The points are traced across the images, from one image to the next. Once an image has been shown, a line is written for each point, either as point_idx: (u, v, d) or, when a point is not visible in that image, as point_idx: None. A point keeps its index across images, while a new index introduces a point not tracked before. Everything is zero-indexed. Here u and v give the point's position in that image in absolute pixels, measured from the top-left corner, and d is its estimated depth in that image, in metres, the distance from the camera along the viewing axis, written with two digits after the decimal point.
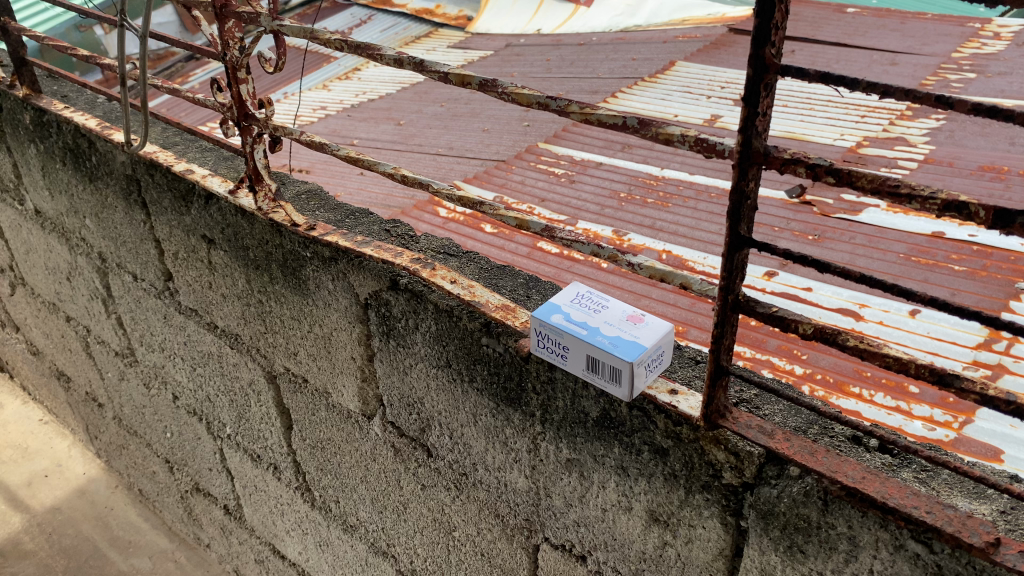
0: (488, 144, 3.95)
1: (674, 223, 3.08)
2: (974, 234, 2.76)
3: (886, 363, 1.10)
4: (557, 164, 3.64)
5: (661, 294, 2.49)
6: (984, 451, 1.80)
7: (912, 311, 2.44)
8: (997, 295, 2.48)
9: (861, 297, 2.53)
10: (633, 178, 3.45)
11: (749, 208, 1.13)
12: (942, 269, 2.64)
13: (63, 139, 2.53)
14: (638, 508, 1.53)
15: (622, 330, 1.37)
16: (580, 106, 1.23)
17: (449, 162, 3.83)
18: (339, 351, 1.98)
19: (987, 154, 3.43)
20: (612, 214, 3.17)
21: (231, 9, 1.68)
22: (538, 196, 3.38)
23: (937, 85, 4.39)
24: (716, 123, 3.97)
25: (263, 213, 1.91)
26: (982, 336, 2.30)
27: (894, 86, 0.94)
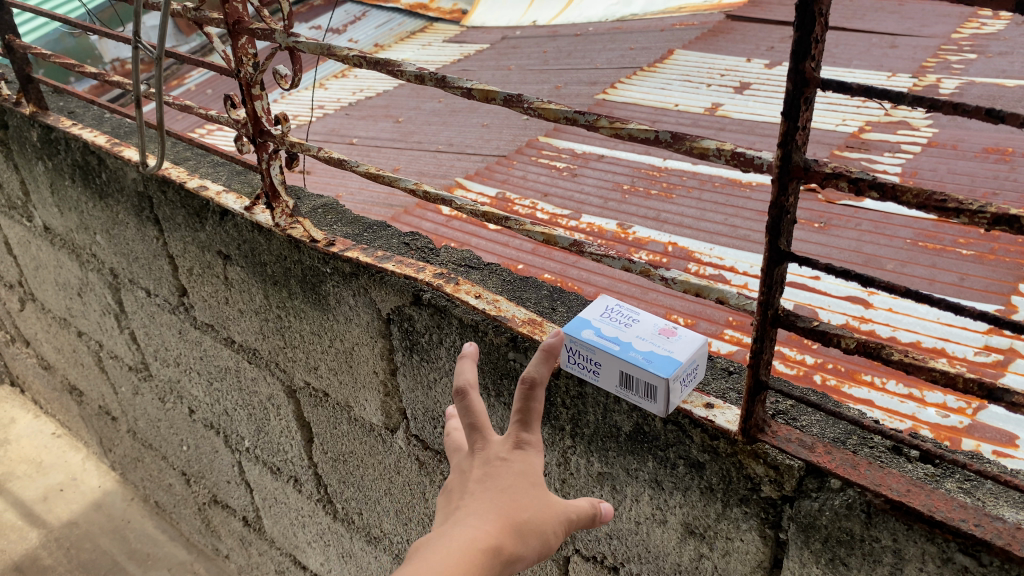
0: (489, 139, 3.91)
1: (678, 214, 3.02)
2: None
3: (933, 378, 1.08)
4: (559, 157, 3.60)
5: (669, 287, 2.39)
6: (999, 437, 1.63)
7: None
8: (1006, 278, 2.45)
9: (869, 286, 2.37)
10: (636, 169, 3.41)
11: (788, 222, 1.11)
12: (949, 253, 2.61)
13: (72, 156, 2.51)
14: (673, 521, 1.52)
15: (655, 343, 1.35)
16: (610, 120, 1.20)
17: (451, 157, 3.79)
18: (361, 365, 1.96)
19: (990, 136, 3.40)
20: (616, 207, 3.13)
21: (244, 26, 1.66)
22: (540, 190, 3.34)
23: (937, 66, 4.33)
24: (717, 112, 3.94)
25: (280, 229, 1.89)
26: None
27: (942, 100, 0.91)
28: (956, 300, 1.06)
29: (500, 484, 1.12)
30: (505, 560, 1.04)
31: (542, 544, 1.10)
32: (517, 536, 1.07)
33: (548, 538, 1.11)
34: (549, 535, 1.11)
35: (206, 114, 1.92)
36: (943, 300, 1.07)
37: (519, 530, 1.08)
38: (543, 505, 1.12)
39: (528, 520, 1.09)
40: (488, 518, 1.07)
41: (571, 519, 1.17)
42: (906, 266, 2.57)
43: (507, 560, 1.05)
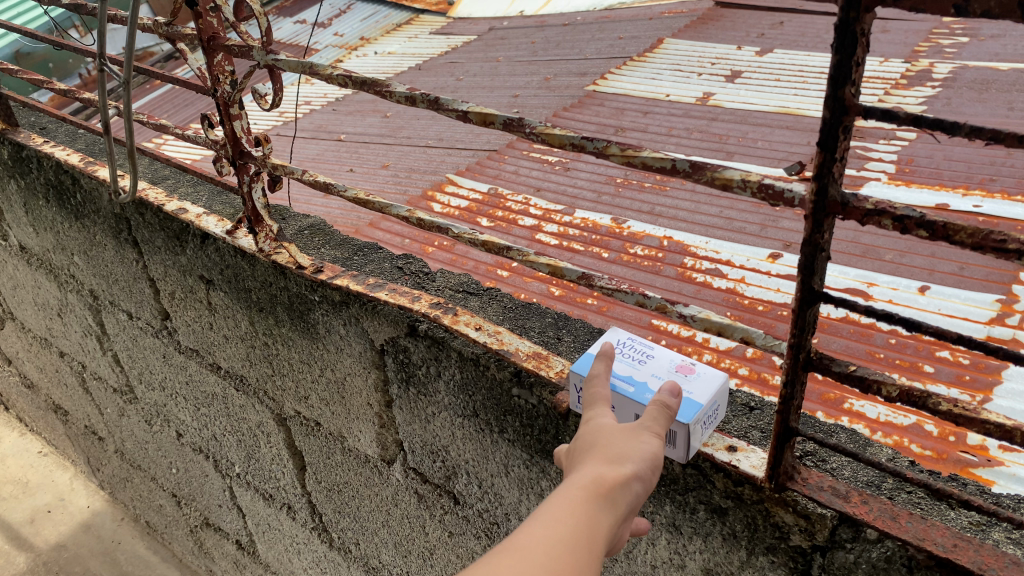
0: (477, 134, 3.79)
1: (674, 207, 2.91)
2: (979, 205, 2.72)
3: (987, 430, 0.98)
4: (551, 151, 3.47)
5: None
6: None
7: (921, 288, 2.34)
8: (1007, 267, 2.35)
9: (869, 276, 2.42)
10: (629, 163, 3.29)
11: (823, 259, 1.01)
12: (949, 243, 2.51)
13: (44, 175, 2.38)
14: (693, 566, 1.42)
15: (673, 382, 1.24)
16: (621, 148, 1.10)
17: (439, 154, 3.67)
18: (354, 396, 1.86)
19: (988, 121, 3.31)
20: (610, 201, 3.01)
21: (220, 42, 1.54)
22: (532, 186, 3.22)
23: (930, 51, 4.20)
24: (709, 101, 3.83)
25: (264, 254, 1.78)
26: (994, 310, 2.20)
27: (1003, 132, 0.82)
28: None
29: (573, 460, 1.02)
30: (611, 486, 0.92)
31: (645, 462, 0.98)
32: (612, 465, 0.96)
33: (645, 459, 0.98)
34: (644, 452, 1.00)
35: (183, 133, 1.80)
36: None
37: (611, 461, 0.97)
38: (623, 437, 1.02)
39: (614, 452, 0.99)
40: (575, 471, 0.96)
41: (659, 436, 1.05)
42: (903, 256, 2.48)
43: (617, 488, 0.92)
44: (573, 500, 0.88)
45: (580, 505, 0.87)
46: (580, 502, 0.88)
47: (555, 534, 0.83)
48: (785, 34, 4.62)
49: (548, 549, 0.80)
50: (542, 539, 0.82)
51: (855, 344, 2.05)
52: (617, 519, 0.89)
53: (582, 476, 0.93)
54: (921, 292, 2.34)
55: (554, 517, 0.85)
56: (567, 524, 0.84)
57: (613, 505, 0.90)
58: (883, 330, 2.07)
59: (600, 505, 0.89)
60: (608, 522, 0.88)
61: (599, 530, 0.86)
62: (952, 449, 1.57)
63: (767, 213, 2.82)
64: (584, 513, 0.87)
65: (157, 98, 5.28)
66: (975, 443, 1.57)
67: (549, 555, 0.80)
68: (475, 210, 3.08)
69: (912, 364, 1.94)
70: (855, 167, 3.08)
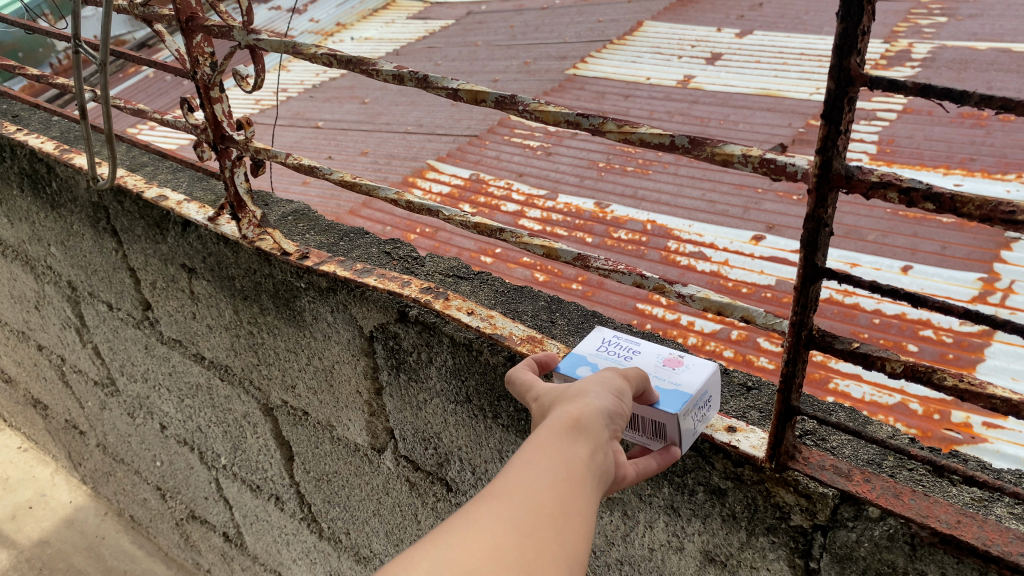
0: (457, 119, 3.73)
1: (657, 191, 2.89)
2: (959, 183, 2.72)
3: (992, 405, 0.96)
4: (532, 136, 3.43)
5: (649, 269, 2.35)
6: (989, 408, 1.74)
7: (904, 268, 2.33)
8: (987, 246, 2.35)
9: (852, 257, 2.41)
10: (610, 146, 3.26)
11: (826, 235, 0.99)
12: (930, 222, 2.51)
13: (18, 164, 2.32)
14: (691, 548, 1.41)
15: (661, 377, 1.21)
16: (618, 124, 1.08)
17: (418, 140, 3.63)
18: (343, 384, 1.82)
19: None
20: (592, 185, 2.99)
21: (198, 23, 1.49)
22: (514, 171, 3.18)
23: (909, 31, 4.19)
24: (690, 84, 3.80)
25: (248, 241, 1.74)
26: (976, 289, 2.20)
27: (1014, 100, 0.79)
28: None
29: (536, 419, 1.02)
30: (580, 417, 0.91)
31: (609, 395, 0.99)
32: (577, 400, 0.96)
33: (607, 389, 1.00)
34: (609, 388, 1.01)
35: (162, 118, 1.75)
36: None
37: (576, 397, 0.97)
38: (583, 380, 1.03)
39: (576, 390, 0.99)
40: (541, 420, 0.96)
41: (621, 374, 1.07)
42: (886, 236, 2.47)
43: (587, 417, 0.93)
44: (544, 439, 0.88)
45: (551, 441, 0.87)
46: (551, 438, 0.88)
47: (532, 475, 0.82)
48: (765, 15, 4.60)
49: (527, 487, 0.80)
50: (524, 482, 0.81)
51: (840, 324, 2.15)
52: (595, 446, 0.89)
53: (550, 416, 0.93)
54: (904, 271, 2.33)
55: (527, 459, 0.84)
56: (542, 460, 0.84)
57: (586, 434, 0.90)
58: (866, 309, 2.16)
59: (574, 438, 0.89)
60: (585, 452, 0.87)
61: (576, 460, 0.86)
62: (937, 427, 1.71)
63: (749, 195, 2.81)
64: (559, 448, 0.87)
65: (130, 86, 5.19)
66: (959, 421, 1.71)
67: (531, 497, 0.79)
68: (457, 196, 3.06)
69: (896, 344, 2.03)
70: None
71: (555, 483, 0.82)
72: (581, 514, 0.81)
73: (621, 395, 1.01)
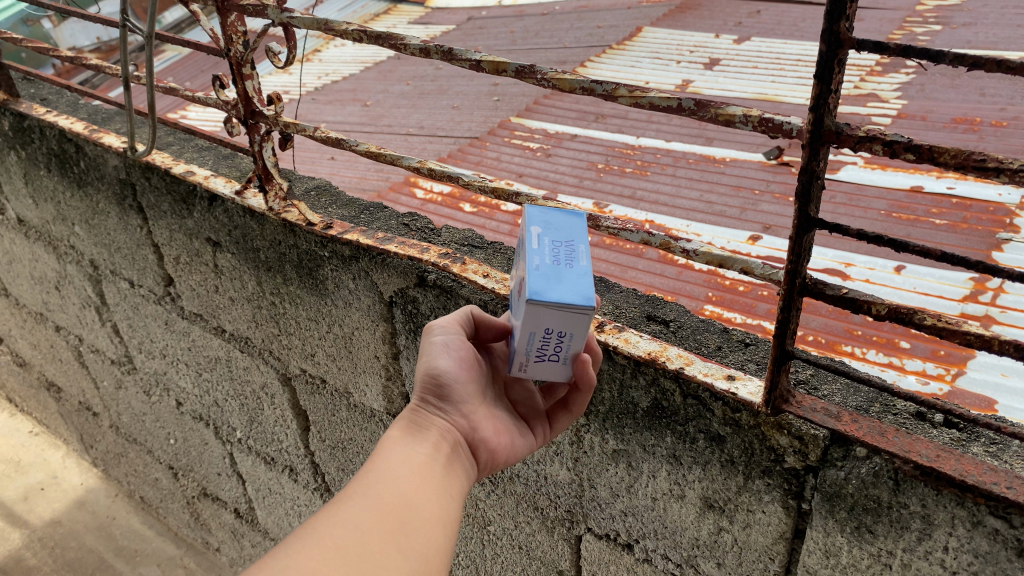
0: (458, 122, 3.78)
1: (654, 192, 2.89)
2: (952, 186, 2.61)
3: (967, 341, 1.07)
4: (532, 138, 3.45)
5: (647, 264, 2.29)
6: (980, 403, 1.67)
7: (897, 267, 2.28)
8: (978, 247, 2.33)
9: (846, 256, 2.36)
10: (609, 148, 3.27)
11: (817, 187, 1.09)
12: (923, 224, 2.49)
13: (47, 145, 2.42)
14: (691, 495, 1.52)
15: (516, 304, 1.26)
16: (629, 89, 1.19)
17: (420, 142, 3.64)
18: (361, 350, 1.92)
19: (958, 106, 3.29)
20: (591, 186, 2.98)
21: (233, 2, 1.59)
22: (515, 171, 3.18)
23: (904, 39, 4.31)
24: (688, 88, 3.88)
25: (274, 213, 1.83)
26: (968, 288, 2.16)
27: (983, 58, 0.91)
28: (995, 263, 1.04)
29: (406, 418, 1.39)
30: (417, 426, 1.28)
31: (435, 385, 1.33)
32: (413, 407, 1.32)
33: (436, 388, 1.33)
34: (434, 371, 1.34)
35: (193, 96, 1.85)
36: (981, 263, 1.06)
37: (413, 402, 1.33)
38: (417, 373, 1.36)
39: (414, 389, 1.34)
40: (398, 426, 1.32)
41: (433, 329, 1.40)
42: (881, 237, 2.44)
43: (422, 423, 1.29)
44: (395, 445, 1.25)
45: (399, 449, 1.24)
46: (400, 445, 1.25)
47: (382, 476, 1.16)
48: (762, 22, 4.71)
49: (378, 486, 1.14)
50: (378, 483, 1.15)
51: (833, 322, 2.01)
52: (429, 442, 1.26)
53: (395, 429, 1.28)
54: (897, 270, 2.28)
55: (379, 466, 1.19)
56: (389, 468, 1.19)
57: (422, 433, 1.27)
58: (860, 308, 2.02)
59: (410, 443, 1.25)
60: (424, 447, 1.25)
61: (415, 459, 1.22)
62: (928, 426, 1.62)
63: (746, 196, 2.82)
64: (401, 457, 1.22)
65: None
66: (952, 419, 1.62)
67: (382, 494, 1.12)
68: (457, 197, 2.83)
69: (889, 339, 1.91)
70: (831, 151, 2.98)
71: (398, 483, 1.16)
72: (423, 499, 1.15)
73: (445, 371, 1.33)
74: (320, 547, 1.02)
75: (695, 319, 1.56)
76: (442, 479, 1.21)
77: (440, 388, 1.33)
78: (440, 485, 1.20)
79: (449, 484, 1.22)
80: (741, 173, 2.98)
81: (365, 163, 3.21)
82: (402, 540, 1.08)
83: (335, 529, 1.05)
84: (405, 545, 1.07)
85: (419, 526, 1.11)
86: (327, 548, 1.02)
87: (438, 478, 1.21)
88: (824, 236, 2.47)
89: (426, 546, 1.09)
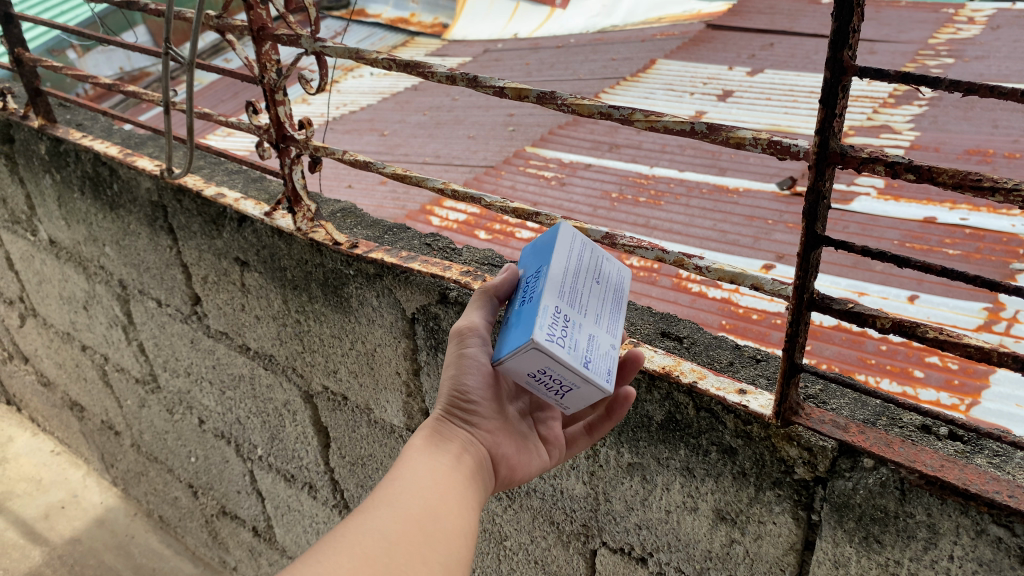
0: (475, 151, 3.86)
1: (668, 220, 2.96)
2: (965, 218, 2.65)
3: (968, 353, 1.12)
4: (547, 167, 3.52)
5: (661, 291, 2.32)
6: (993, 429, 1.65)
7: (910, 297, 2.30)
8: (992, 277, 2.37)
9: (859, 286, 2.37)
10: (624, 177, 3.34)
11: (824, 207, 1.15)
12: (936, 254, 2.52)
13: (82, 168, 2.51)
14: (704, 508, 1.56)
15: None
16: (645, 114, 1.26)
17: (437, 170, 3.73)
18: (383, 366, 1.99)
19: (971, 138, 3.34)
20: (605, 215, 3.04)
21: (268, 32, 1.68)
22: (530, 201, 3.25)
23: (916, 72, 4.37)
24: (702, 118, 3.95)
25: (302, 233, 1.91)
26: (981, 318, 2.18)
27: (977, 84, 0.98)
28: (993, 278, 1.10)
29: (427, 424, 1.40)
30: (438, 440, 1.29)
31: (461, 398, 1.34)
32: (437, 417, 1.34)
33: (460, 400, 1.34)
34: (460, 385, 1.35)
35: (225, 120, 1.94)
36: (979, 278, 1.12)
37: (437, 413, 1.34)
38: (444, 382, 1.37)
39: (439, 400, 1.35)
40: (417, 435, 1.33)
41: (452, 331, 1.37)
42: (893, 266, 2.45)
43: (444, 434, 1.31)
44: (418, 455, 1.26)
45: (421, 459, 1.25)
46: (422, 454, 1.26)
47: (406, 487, 1.18)
48: (776, 55, 4.80)
49: (403, 496, 1.15)
50: (403, 493, 1.16)
51: (847, 350, 2.00)
52: (449, 457, 1.27)
53: (417, 440, 1.30)
54: (910, 301, 2.30)
55: (403, 476, 1.20)
56: (410, 478, 1.20)
57: (445, 447, 1.29)
58: (874, 336, 2.02)
59: (432, 454, 1.27)
60: (446, 461, 1.26)
61: (438, 469, 1.24)
62: None
63: (759, 226, 2.88)
64: (422, 467, 1.23)
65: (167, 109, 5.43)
66: None
67: (408, 504, 1.14)
68: (473, 224, 2.88)
69: (903, 369, 1.89)
70: (844, 182, 3.01)
71: (421, 494, 1.18)
72: (446, 510, 1.17)
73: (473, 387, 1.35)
74: (352, 554, 1.04)
75: (708, 336, 1.62)
76: (462, 490, 1.23)
77: (466, 402, 1.35)
78: (463, 497, 1.22)
79: (468, 496, 1.24)
80: (755, 202, 3.04)
81: (384, 191, 3.29)
82: (427, 550, 1.10)
83: (362, 537, 1.06)
84: (430, 554, 1.09)
85: (442, 537, 1.13)
86: (356, 556, 1.04)
87: (460, 489, 1.23)
88: (837, 265, 2.49)
89: (449, 556, 1.11)
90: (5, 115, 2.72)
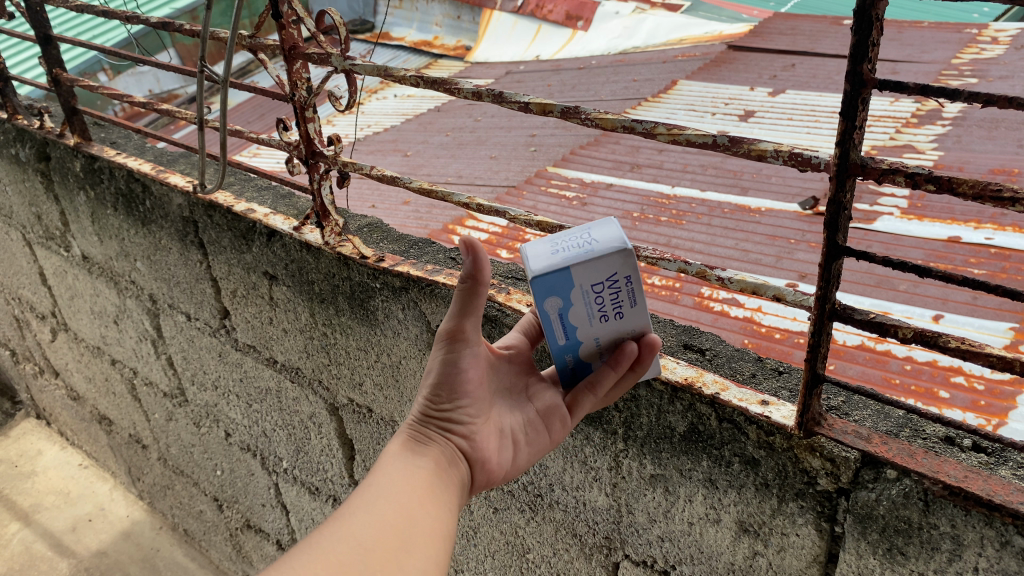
0: (496, 171, 3.90)
1: (689, 240, 2.98)
2: (990, 237, 2.65)
3: (990, 362, 1.14)
4: (568, 187, 3.55)
5: (683, 310, 2.34)
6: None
7: (934, 317, 2.30)
8: None
9: (883, 305, 2.37)
10: (645, 198, 3.35)
11: (845, 218, 1.17)
12: (961, 273, 2.53)
13: (115, 184, 2.57)
14: (727, 520, 1.57)
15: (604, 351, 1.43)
16: (668, 127, 1.29)
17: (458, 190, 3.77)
18: (408, 379, 2.02)
19: (995, 158, 3.33)
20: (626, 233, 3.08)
21: (300, 51, 1.71)
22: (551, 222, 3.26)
23: None
24: None
25: (330, 247, 1.94)
26: (1009, 338, 2.17)
27: (997, 95, 0.99)
28: (1013, 288, 1.12)
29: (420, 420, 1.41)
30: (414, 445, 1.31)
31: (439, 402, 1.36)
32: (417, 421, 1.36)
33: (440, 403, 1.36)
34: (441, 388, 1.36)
35: (256, 137, 1.97)
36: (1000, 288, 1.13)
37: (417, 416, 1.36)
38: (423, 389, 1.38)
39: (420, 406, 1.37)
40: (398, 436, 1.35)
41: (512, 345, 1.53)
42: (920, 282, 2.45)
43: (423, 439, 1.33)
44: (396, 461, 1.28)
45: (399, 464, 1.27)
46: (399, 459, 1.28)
47: (383, 493, 1.19)
48: (797, 75, 4.81)
49: (382, 503, 1.16)
50: (378, 501, 1.17)
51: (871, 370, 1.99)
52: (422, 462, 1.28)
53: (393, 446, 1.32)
54: (934, 321, 2.30)
55: (382, 483, 1.21)
56: (387, 484, 1.21)
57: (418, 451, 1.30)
58: (898, 356, 2.02)
59: (407, 460, 1.28)
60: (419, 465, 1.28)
61: (414, 471, 1.26)
62: None
63: (782, 245, 2.89)
64: (401, 473, 1.25)
65: None
66: None
67: (385, 512, 1.15)
68: (495, 241, 2.91)
69: (928, 389, 1.87)
70: (867, 202, 3.01)
71: (398, 500, 1.18)
72: (424, 516, 1.18)
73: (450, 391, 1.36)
74: (328, 562, 1.04)
75: (730, 348, 1.63)
76: (440, 494, 1.24)
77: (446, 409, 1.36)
78: (440, 499, 1.23)
79: (446, 499, 1.25)
80: (777, 221, 3.04)
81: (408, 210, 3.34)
82: (404, 556, 1.10)
83: (338, 545, 1.07)
84: (406, 562, 1.10)
85: (419, 543, 1.13)
86: (334, 564, 1.04)
87: (439, 491, 1.25)
88: (861, 283, 2.49)
89: (427, 562, 1.12)
90: (43, 134, 2.79)
